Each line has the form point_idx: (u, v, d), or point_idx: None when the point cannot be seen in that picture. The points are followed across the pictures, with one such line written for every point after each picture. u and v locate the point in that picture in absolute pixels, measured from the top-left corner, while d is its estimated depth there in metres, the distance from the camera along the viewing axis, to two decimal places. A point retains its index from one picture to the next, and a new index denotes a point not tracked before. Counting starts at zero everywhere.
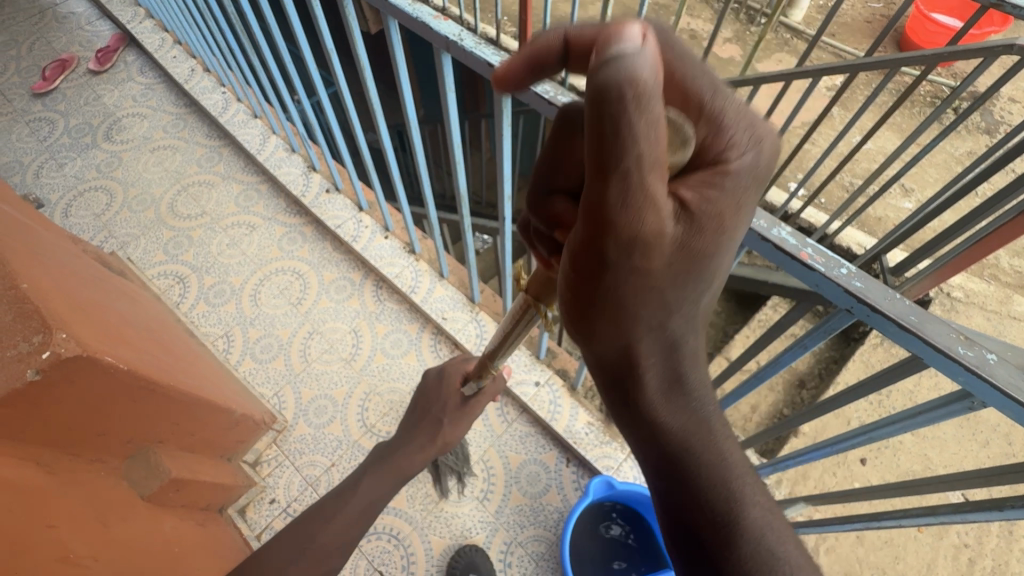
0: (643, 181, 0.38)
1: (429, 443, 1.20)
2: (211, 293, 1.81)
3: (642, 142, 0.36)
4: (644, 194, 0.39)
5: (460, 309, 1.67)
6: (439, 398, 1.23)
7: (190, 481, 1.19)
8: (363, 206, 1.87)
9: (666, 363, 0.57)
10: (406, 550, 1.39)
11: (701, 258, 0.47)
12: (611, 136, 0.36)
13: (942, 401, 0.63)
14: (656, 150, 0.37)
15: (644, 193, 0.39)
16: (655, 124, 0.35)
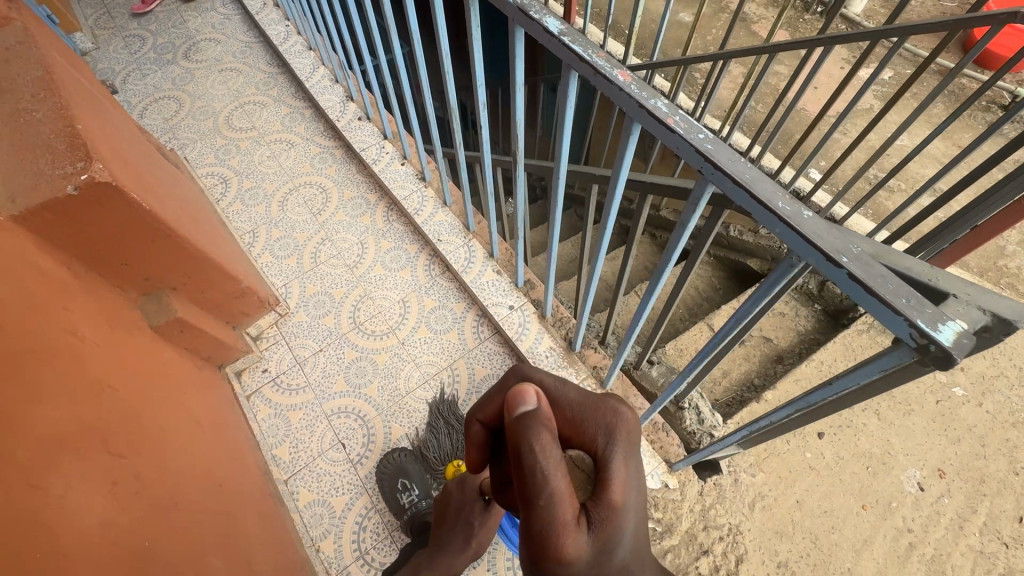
0: (547, 487, 0.61)
1: (466, 546, 1.26)
2: (246, 195, 2.04)
3: (538, 463, 0.61)
4: (551, 493, 0.61)
5: (455, 234, 1.80)
6: (468, 502, 1.29)
7: (194, 327, 1.40)
8: (387, 135, 2.05)
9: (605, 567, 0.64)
10: (367, 429, 1.55)
11: (613, 524, 0.64)
12: (522, 456, 0.62)
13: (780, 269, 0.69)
14: (549, 469, 0.61)
15: (552, 490, 0.61)
16: (542, 443, 0.63)
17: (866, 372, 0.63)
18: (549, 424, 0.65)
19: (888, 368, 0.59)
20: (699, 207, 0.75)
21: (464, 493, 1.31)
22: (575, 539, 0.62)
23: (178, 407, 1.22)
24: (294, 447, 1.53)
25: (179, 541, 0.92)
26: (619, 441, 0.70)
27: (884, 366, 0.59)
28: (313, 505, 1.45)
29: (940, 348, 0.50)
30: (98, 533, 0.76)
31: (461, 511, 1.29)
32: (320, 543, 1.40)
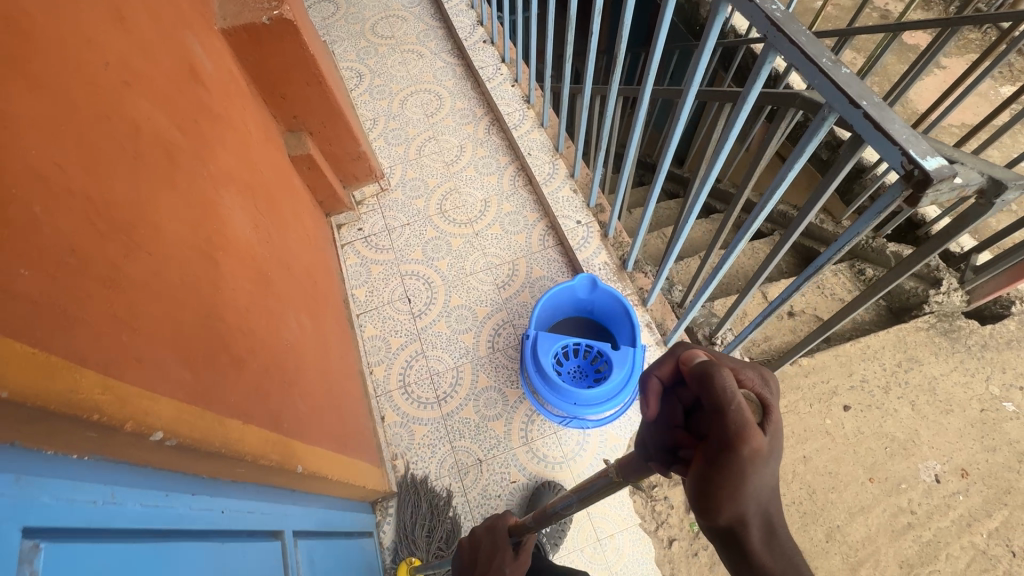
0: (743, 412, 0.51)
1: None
2: (375, 90, 2.33)
3: (728, 387, 0.52)
4: (742, 409, 0.51)
5: (544, 151, 1.98)
6: (502, 544, 1.11)
7: (318, 168, 1.69)
8: (505, 59, 2.24)
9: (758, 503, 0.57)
10: (431, 292, 1.79)
11: (778, 439, 0.56)
12: (715, 388, 0.53)
13: (810, 131, 0.80)
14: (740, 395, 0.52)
15: (740, 410, 0.51)
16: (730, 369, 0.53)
17: (863, 222, 0.78)
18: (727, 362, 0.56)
19: (883, 212, 0.71)
20: (758, 80, 0.87)
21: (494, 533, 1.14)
22: (760, 447, 0.52)
23: (297, 216, 1.50)
24: (370, 292, 1.81)
25: (288, 293, 1.19)
26: (756, 371, 0.61)
27: (881, 207, 0.71)
28: (375, 338, 1.72)
29: (922, 171, 0.61)
30: (244, 243, 1.03)
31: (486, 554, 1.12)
32: (374, 368, 1.67)
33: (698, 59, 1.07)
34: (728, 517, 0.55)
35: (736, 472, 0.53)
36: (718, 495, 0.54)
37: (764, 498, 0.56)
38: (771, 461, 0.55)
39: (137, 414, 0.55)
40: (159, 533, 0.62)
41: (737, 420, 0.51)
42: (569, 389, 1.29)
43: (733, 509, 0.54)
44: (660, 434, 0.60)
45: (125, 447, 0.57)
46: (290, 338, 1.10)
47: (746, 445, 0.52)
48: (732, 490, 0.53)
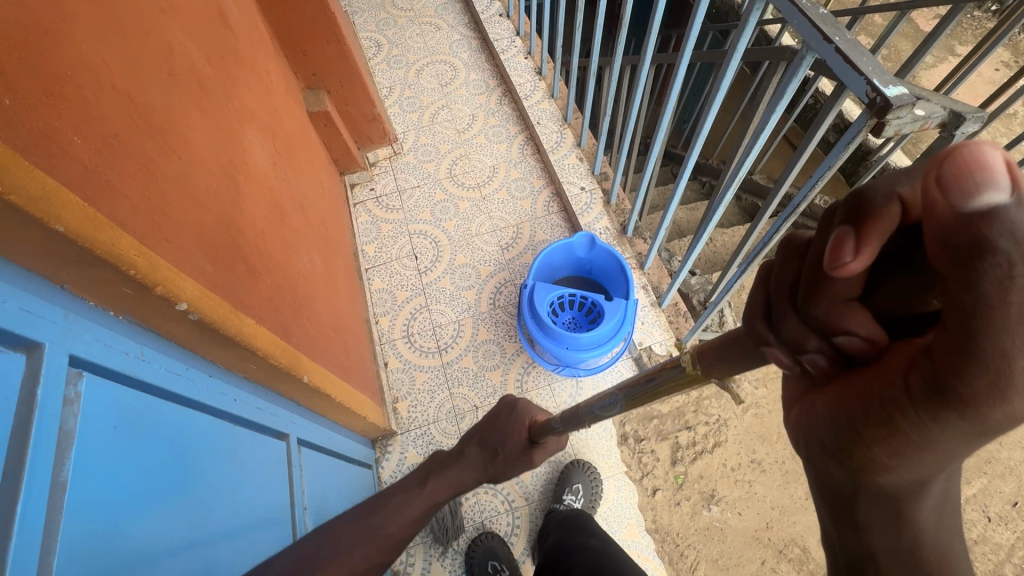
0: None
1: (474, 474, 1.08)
2: (392, 59, 2.39)
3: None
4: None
5: (553, 121, 2.04)
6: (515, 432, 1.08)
7: (335, 126, 1.77)
8: (520, 32, 2.29)
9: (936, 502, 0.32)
10: (437, 250, 1.87)
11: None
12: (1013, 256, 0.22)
13: (791, 74, 0.84)
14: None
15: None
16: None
17: (834, 158, 0.83)
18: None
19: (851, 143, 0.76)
20: (747, 32, 0.92)
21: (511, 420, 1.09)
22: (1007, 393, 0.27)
23: (313, 166, 1.58)
24: (379, 248, 1.88)
25: (301, 228, 1.26)
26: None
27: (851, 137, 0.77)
28: (382, 291, 1.79)
29: (883, 98, 0.66)
30: (262, 175, 1.11)
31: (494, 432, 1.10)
32: (380, 318, 1.75)
33: (694, 22, 1.13)
34: (888, 487, 0.31)
35: (946, 446, 0.28)
36: (883, 461, 0.30)
37: (951, 463, 0.32)
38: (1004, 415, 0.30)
39: (165, 282, 0.63)
40: (180, 402, 0.71)
41: (983, 378, 0.24)
42: (563, 334, 1.35)
43: (905, 480, 0.31)
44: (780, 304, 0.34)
45: (155, 313, 0.64)
46: (302, 268, 1.18)
47: (994, 409, 0.25)
48: (920, 466, 0.29)
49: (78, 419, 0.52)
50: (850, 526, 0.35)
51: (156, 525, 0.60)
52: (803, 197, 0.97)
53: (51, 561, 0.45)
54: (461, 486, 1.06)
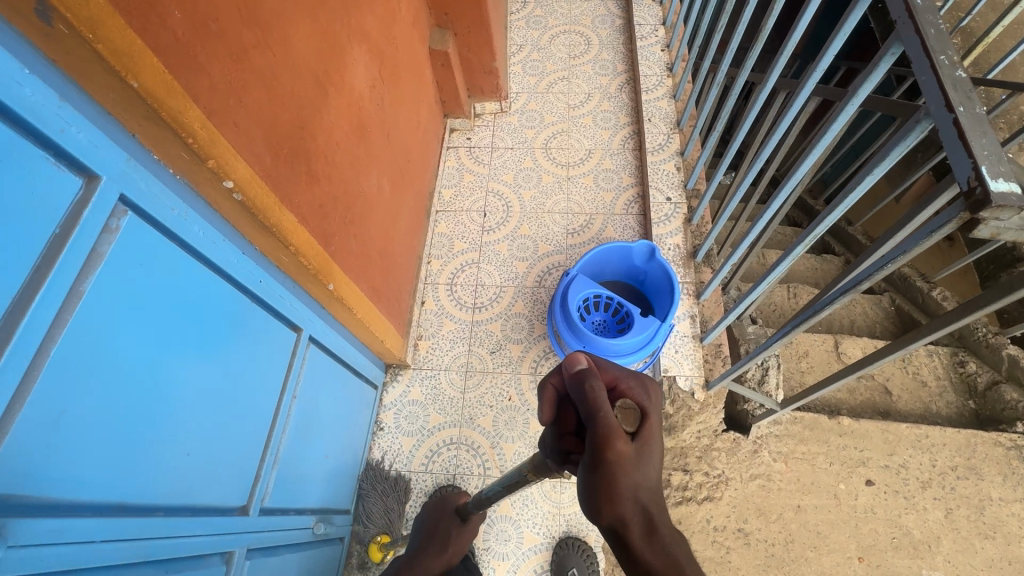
0: (603, 423, 0.59)
1: (441, 559, 1.19)
2: (532, 19, 2.37)
3: (598, 400, 0.60)
4: (609, 419, 0.59)
5: (665, 122, 1.94)
6: (448, 515, 1.24)
7: (450, 69, 1.82)
8: (666, 21, 2.16)
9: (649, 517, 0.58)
10: (506, 214, 1.89)
11: (652, 442, 0.61)
12: (584, 395, 0.61)
13: (901, 137, 0.74)
14: (601, 409, 0.60)
15: (608, 419, 0.59)
16: (600, 382, 0.62)
17: (915, 241, 0.73)
18: (596, 378, 0.63)
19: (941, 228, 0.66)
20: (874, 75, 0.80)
21: (442, 509, 1.27)
22: (624, 451, 0.58)
23: (416, 100, 1.64)
24: (455, 195, 1.94)
25: (379, 152, 1.34)
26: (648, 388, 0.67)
27: (939, 225, 0.67)
28: (443, 236, 1.86)
29: (983, 190, 0.56)
30: (356, 93, 1.18)
31: (438, 523, 1.24)
32: (432, 260, 1.82)
33: (839, 36, 1.03)
34: (609, 518, 0.58)
35: (618, 478, 0.58)
36: (596, 495, 0.59)
37: (643, 497, 0.58)
38: (645, 464, 0.59)
39: (219, 158, 0.71)
40: (210, 266, 0.81)
41: (599, 446, 0.58)
42: (584, 331, 1.33)
43: (612, 511, 0.58)
44: (556, 440, 0.70)
45: (206, 182, 0.74)
46: (366, 188, 1.26)
47: (609, 450, 0.58)
48: (608, 490, 0.58)
49: (110, 245, 0.62)
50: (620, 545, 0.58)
51: (154, 359, 0.70)
52: (866, 274, 0.88)
53: (50, 348, 0.55)
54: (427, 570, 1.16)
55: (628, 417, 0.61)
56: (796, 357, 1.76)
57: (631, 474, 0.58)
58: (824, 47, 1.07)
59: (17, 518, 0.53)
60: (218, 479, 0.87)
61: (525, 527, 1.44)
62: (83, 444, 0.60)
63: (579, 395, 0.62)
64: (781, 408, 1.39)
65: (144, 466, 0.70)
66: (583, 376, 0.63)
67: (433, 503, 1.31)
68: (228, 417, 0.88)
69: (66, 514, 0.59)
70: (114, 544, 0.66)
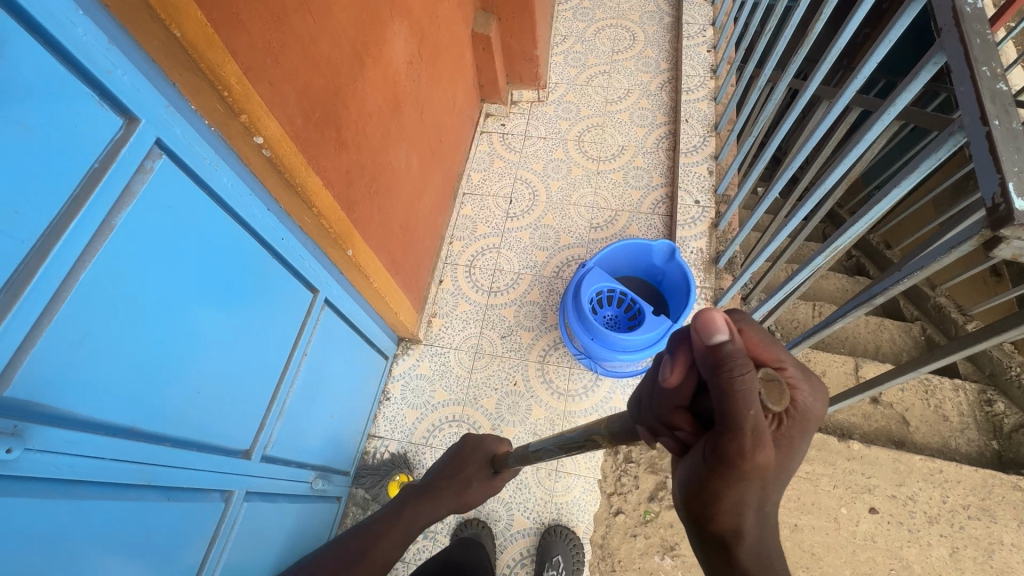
0: (751, 433, 0.42)
1: (455, 500, 1.05)
2: (579, 10, 2.35)
3: (754, 402, 0.41)
4: (756, 422, 0.42)
5: (702, 124, 1.91)
6: (477, 459, 1.11)
7: (491, 53, 1.83)
8: (715, 22, 2.12)
9: (759, 524, 0.48)
10: (531, 203, 1.90)
11: (794, 443, 0.47)
12: (731, 392, 0.42)
13: (934, 148, 0.71)
14: (753, 413, 0.42)
15: (761, 424, 0.42)
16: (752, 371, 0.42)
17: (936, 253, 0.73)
18: (749, 367, 0.42)
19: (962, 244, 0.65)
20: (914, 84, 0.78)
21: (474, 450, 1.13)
22: (767, 462, 0.43)
23: (453, 80, 1.66)
24: (483, 179, 1.96)
25: (410, 128, 1.36)
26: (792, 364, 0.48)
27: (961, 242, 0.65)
28: (467, 218, 1.88)
29: (1007, 208, 0.55)
30: (392, 68, 1.20)
31: (468, 467, 1.10)
32: (454, 241, 1.84)
33: (885, 41, 0.99)
34: (719, 519, 0.47)
35: (742, 491, 0.45)
36: (713, 499, 0.46)
37: (764, 504, 0.47)
38: (780, 473, 0.46)
39: (251, 114, 0.75)
40: (235, 217, 0.84)
41: (736, 459, 0.43)
42: (594, 323, 1.33)
43: (730, 520, 0.47)
44: (655, 406, 0.50)
45: (238, 136, 0.77)
46: (395, 161, 1.29)
47: (749, 463, 0.43)
48: (732, 497, 0.45)
49: (143, 185, 0.66)
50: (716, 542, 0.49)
51: (175, 299, 0.75)
52: (884, 287, 0.87)
53: (79, 273, 0.59)
54: (435, 514, 1.01)
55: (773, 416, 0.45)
56: (811, 375, 1.72)
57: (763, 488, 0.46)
58: (868, 52, 1.04)
59: (35, 425, 0.58)
60: (226, 421, 0.91)
61: (516, 509, 1.46)
62: (102, 369, 0.65)
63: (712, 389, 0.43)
64: None
65: (157, 398, 0.75)
66: (725, 360, 0.41)
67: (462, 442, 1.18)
68: (240, 364, 0.92)
69: (79, 429, 0.64)
70: (121, 464, 0.70)
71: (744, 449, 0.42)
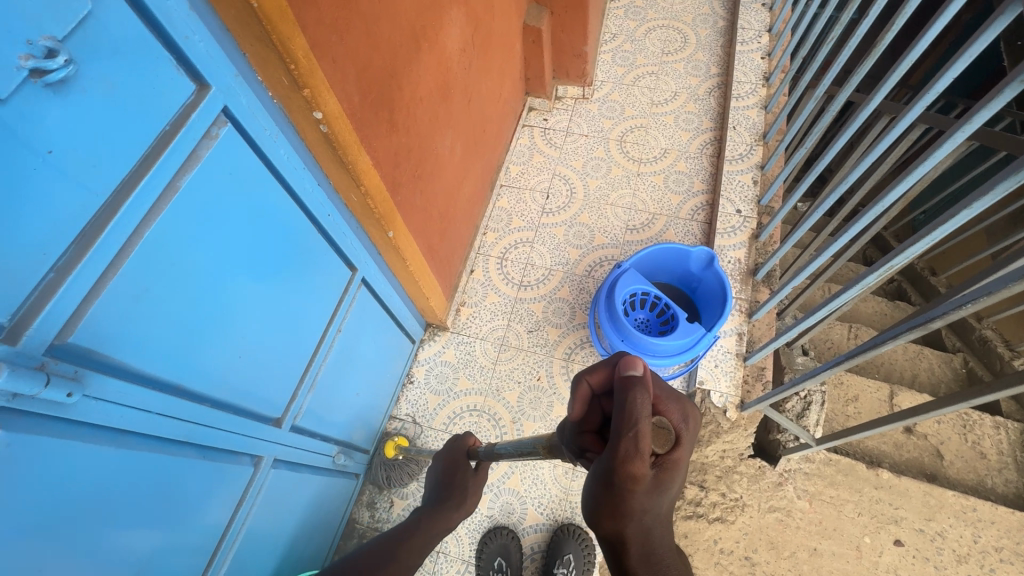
0: (631, 444, 0.50)
1: (460, 511, 1.07)
2: (632, 9, 2.32)
3: (635, 415, 0.50)
4: (637, 439, 0.50)
5: (750, 132, 1.86)
6: (462, 466, 1.09)
7: (541, 46, 1.81)
8: (771, 29, 2.06)
9: (643, 538, 0.54)
10: (568, 200, 1.89)
11: (676, 474, 0.53)
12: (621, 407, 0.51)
13: (1014, 169, 0.68)
14: (636, 428, 0.50)
15: (639, 436, 0.50)
16: (646, 396, 0.51)
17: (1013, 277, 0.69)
18: (644, 394, 0.51)
19: None
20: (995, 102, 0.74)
21: (455, 458, 1.10)
22: (642, 473, 0.50)
23: (501, 70, 1.66)
24: (522, 172, 1.95)
25: (457, 116, 1.36)
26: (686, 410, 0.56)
27: None
28: (503, 210, 1.88)
29: None
30: (446, 54, 1.20)
31: (454, 474, 1.09)
32: (488, 231, 1.85)
33: (965, 56, 0.93)
34: (608, 527, 0.54)
35: (620, 496, 0.52)
36: (599, 505, 0.53)
37: (646, 517, 0.53)
38: (659, 493, 0.52)
39: (314, 89, 0.76)
40: (288, 190, 0.86)
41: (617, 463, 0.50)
42: (625, 325, 1.32)
43: (613, 524, 0.53)
44: (573, 435, 0.60)
45: (299, 110, 0.79)
46: (440, 147, 1.30)
47: (624, 467, 0.50)
48: (612, 505, 0.52)
49: (208, 151, 0.67)
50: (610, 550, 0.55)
51: (227, 265, 0.76)
52: (943, 312, 0.84)
53: (144, 231, 0.61)
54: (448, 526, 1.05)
55: (659, 436, 0.52)
56: (842, 398, 1.67)
57: (642, 496, 0.52)
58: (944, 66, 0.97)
59: (92, 373, 0.60)
60: (261, 388, 0.93)
61: (529, 504, 1.46)
62: (157, 326, 0.67)
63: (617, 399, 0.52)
64: (817, 444, 1.33)
65: (203, 359, 0.77)
66: (631, 384, 0.52)
67: (445, 450, 1.14)
68: (280, 333, 0.94)
69: (132, 381, 0.66)
70: (166, 419, 0.73)
71: (631, 451, 0.49)
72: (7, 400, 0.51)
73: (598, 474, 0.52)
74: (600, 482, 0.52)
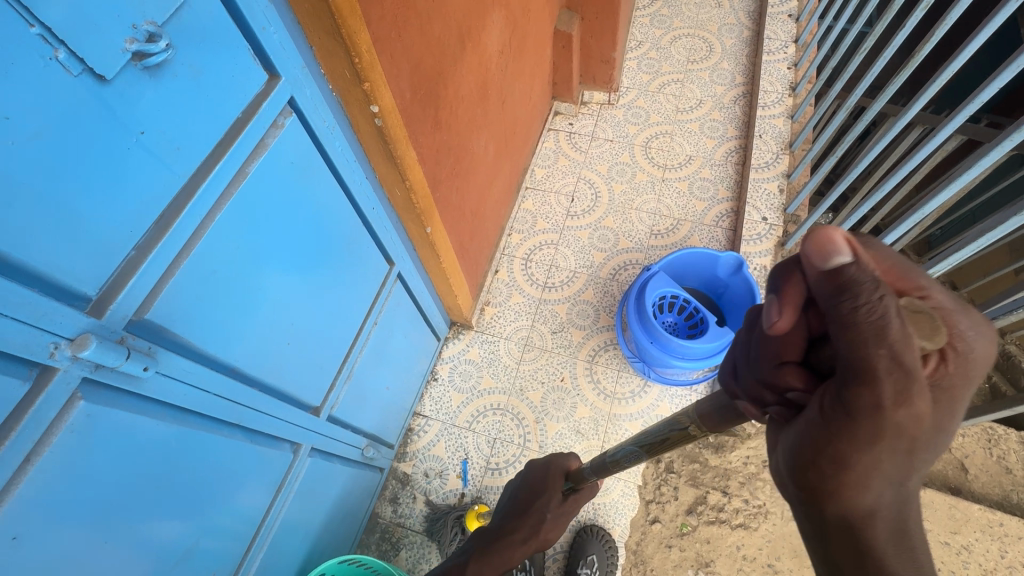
0: (886, 371, 0.38)
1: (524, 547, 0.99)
2: (657, 17, 2.34)
3: (886, 327, 0.37)
4: (897, 358, 0.38)
5: (776, 141, 1.87)
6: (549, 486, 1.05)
7: (570, 51, 1.83)
8: (798, 40, 2.07)
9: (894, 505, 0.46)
10: (593, 203, 1.90)
11: (942, 398, 0.43)
12: (862, 318, 0.38)
13: None
14: (891, 344, 0.38)
15: (897, 354, 0.38)
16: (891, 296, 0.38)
17: None
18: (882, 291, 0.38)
19: None
20: None
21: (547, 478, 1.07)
22: (906, 406, 0.40)
23: (532, 73, 1.68)
24: (547, 176, 1.97)
25: (493, 115, 1.39)
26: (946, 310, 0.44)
27: None
28: (528, 212, 1.90)
29: None
30: (486, 55, 1.22)
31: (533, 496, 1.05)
32: (513, 233, 1.86)
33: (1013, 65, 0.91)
34: (851, 501, 0.45)
35: (870, 457, 0.42)
36: (840, 463, 0.43)
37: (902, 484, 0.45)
38: (929, 437, 0.43)
39: (373, 83, 0.77)
40: (340, 182, 0.88)
41: (870, 414, 0.40)
42: (655, 327, 1.32)
43: (861, 491, 0.44)
44: (766, 370, 0.47)
45: (357, 104, 0.81)
46: (477, 145, 1.32)
47: (882, 415, 0.40)
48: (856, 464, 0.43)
49: (275, 139, 0.69)
50: (846, 527, 0.47)
51: (284, 251, 0.78)
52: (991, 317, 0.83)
53: (217, 215, 0.63)
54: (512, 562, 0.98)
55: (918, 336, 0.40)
56: None
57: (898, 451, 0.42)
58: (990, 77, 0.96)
59: (164, 350, 0.62)
60: (305, 376, 0.95)
61: None
62: (220, 308, 0.69)
63: (831, 310, 0.40)
64: None
65: (256, 343, 0.79)
66: (849, 283, 0.38)
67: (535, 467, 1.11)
68: (324, 322, 0.96)
69: (196, 361, 0.68)
70: (222, 400, 0.74)
71: (881, 386, 0.39)
72: (91, 370, 0.53)
73: (818, 417, 0.43)
74: (828, 430, 0.42)
